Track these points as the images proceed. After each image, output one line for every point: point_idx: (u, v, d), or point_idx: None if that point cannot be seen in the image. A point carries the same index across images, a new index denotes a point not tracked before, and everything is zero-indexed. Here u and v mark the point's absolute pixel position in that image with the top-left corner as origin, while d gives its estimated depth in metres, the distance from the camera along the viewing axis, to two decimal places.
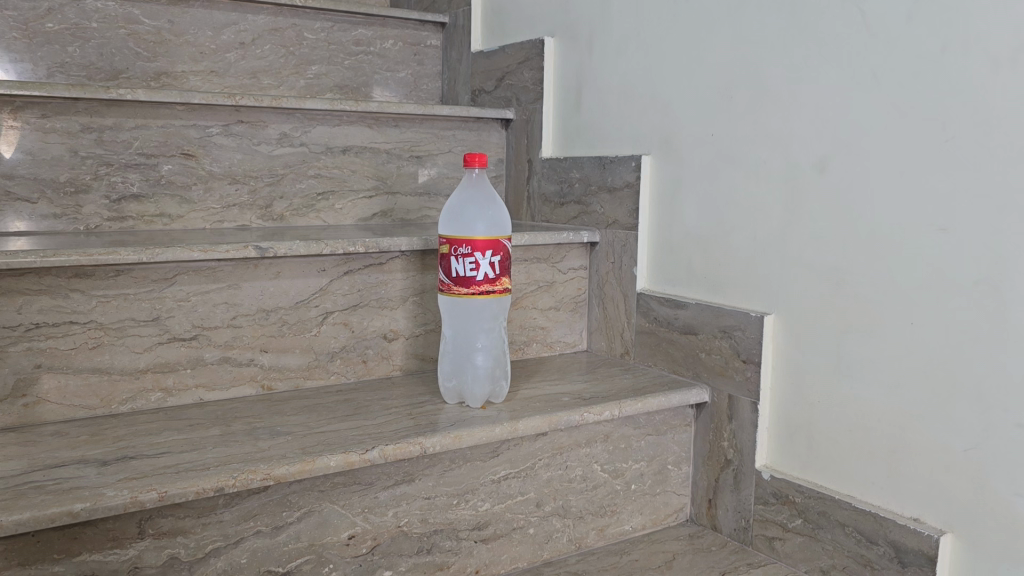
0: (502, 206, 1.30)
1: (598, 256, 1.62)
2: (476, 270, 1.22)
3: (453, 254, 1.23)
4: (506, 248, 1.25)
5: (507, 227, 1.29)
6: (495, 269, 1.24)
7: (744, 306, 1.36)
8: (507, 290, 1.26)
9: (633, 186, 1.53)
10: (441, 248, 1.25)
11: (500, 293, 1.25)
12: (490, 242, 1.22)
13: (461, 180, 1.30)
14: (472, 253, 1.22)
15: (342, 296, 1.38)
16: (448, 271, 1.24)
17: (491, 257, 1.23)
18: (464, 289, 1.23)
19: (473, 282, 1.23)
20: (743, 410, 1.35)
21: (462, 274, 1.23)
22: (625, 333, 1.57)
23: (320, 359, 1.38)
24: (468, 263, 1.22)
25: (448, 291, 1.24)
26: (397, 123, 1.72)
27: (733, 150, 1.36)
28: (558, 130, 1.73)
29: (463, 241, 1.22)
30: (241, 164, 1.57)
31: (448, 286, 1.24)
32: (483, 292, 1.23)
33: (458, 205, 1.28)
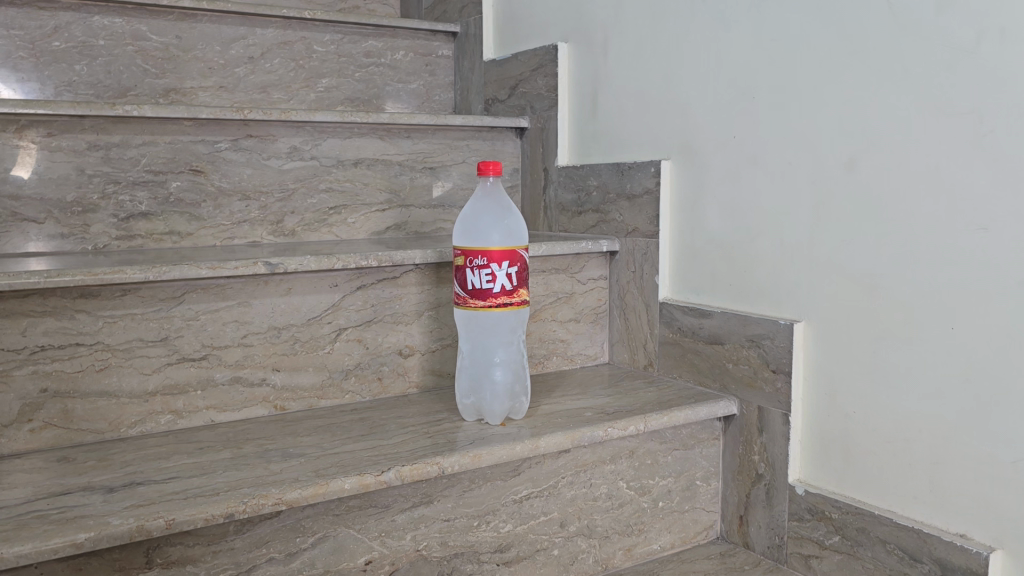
0: (518, 215, 1.25)
1: (618, 265, 1.57)
2: (492, 282, 1.18)
3: (469, 265, 1.19)
4: (523, 258, 1.20)
5: (524, 237, 1.25)
6: (512, 280, 1.19)
7: (772, 314, 1.30)
8: (525, 301, 1.22)
9: (653, 192, 1.48)
10: (456, 259, 1.21)
11: (518, 305, 1.20)
12: (506, 252, 1.18)
13: (476, 188, 1.25)
14: (488, 264, 1.18)
15: (356, 312, 1.34)
16: (463, 284, 1.20)
17: (508, 268, 1.19)
18: (481, 302, 1.19)
19: (490, 294, 1.18)
20: (774, 422, 1.30)
21: (478, 285, 1.18)
22: (648, 344, 1.52)
23: (334, 377, 1.34)
24: (484, 274, 1.18)
25: (464, 304, 1.20)
26: (409, 134, 1.68)
27: (757, 152, 1.31)
28: (574, 137, 1.69)
29: (478, 252, 1.18)
30: (251, 179, 1.54)
31: (464, 299, 1.20)
32: (500, 305, 1.19)
33: (472, 214, 1.24)
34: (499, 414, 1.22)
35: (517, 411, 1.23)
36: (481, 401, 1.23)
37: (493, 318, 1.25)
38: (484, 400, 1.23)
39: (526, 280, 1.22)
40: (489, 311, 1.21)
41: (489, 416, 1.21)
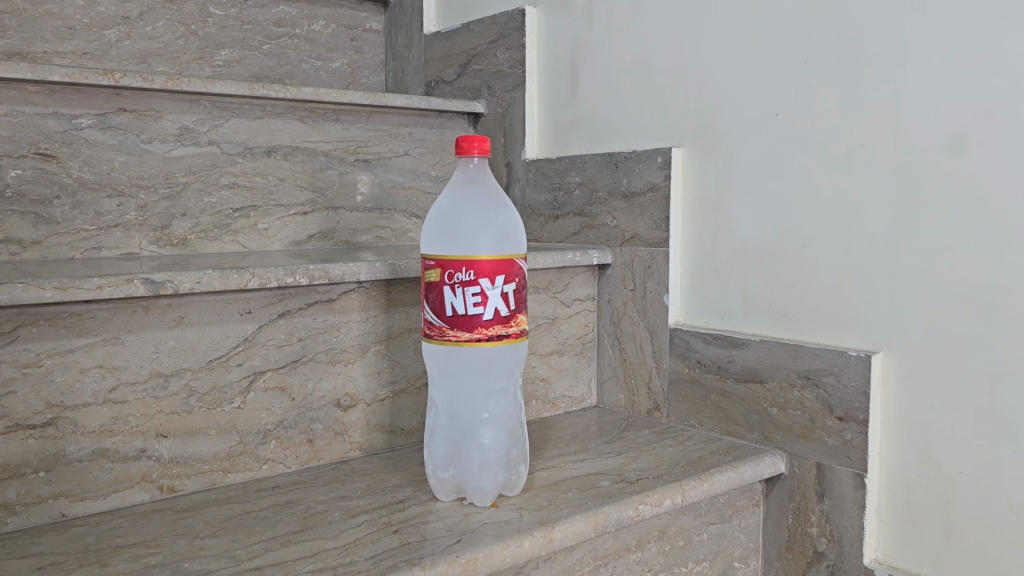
0: (512, 215, 0.91)
1: (611, 283, 1.25)
2: (482, 304, 0.83)
3: (448, 282, 0.83)
4: (520, 272, 0.86)
5: (520, 245, 0.90)
6: (509, 302, 0.85)
7: (835, 345, 1.00)
8: (524, 332, 0.87)
9: (659, 188, 1.16)
10: (426, 274, 0.85)
11: (515, 339, 0.86)
12: (500, 262, 0.83)
13: (451, 177, 0.91)
14: (476, 279, 0.82)
15: (276, 349, 0.96)
16: (440, 309, 0.84)
17: (502, 285, 0.84)
18: (467, 333, 0.83)
19: (480, 323, 0.83)
20: (842, 486, 0.99)
21: (462, 310, 0.83)
22: (653, 382, 1.20)
23: (247, 442, 0.95)
24: (471, 295, 0.83)
25: (442, 337, 0.84)
26: (337, 116, 1.31)
27: (809, 135, 1.00)
28: (546, 124, 1.36)
29: (461, 263, 0.82)
30: (124, 169, 1.12)
31: (441, 330, 0.84)
32: (492, 337, 0.84)
33: (449, 212, 0.89)
34: (491, 491, 0.87)
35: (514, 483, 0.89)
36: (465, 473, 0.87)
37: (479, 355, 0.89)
38: (470, 471, 0.87)
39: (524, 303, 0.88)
40: (475, 347, 0.86)
41: (476, 495, 0.86)
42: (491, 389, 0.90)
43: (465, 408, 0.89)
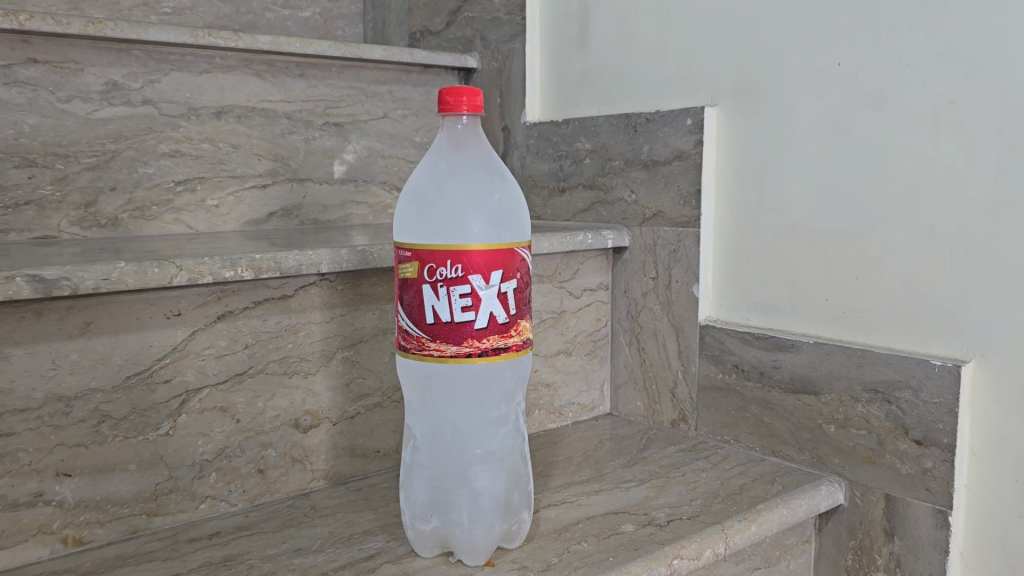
0: (513, 192, 0.71)
1: (627, 269, 1.05)
2: (473, 309, 0.63)
3: (428, 280, 0.63)
4: (522, 265, 0.66)
5: (523, 230, 0.70)
6: (508, 305, 0.65)
7: (911, 351, 0.81)
8: (526, 343, 0.67)
9: (688, 157, 0.96)
10: (400, 268, 0.66)
11: (517, 352, 0.66)
12: (497, 253, 0.64)
13: (434, 142, 0.71)
14: (465, 276, 0.63)
15: (215, 360, 0.77)
16: (418, 314, 0.64)
17: (499, 284, 0.64)
18: (454, 347, 0.64)
19: (470, 333, 0.63)
20: (918, 525, 0.80)
21: (447, 316, 0.63)
22: (679, 388, 1.01)
23: (179, 477, 0.76)
24: (459, 296, 0.63)
25: (421, 351, 0.65)
26: (302, 70, 1.10)
27: (883, 89, 0.80)
28: (549, 82, 1.16)
29: (445, 254, 0.62)
30: (35, 134, 0.91)
31: (420, 342, 0.64)
32: (486, 351, 0.64)
33: (430, 188, 0.69)
34: (486, 547, 0.67)
35: (516, 533, 0.71)
36: (454, 525, 0.68)
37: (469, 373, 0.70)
38: (459, 522, 0.68)
39: (528, 305, 0.68)
40: (464, 362, 0.66)
41: (467, 553, 0.67)
42: (486, 417, 0.70)
43: (452, 440, 0.69)
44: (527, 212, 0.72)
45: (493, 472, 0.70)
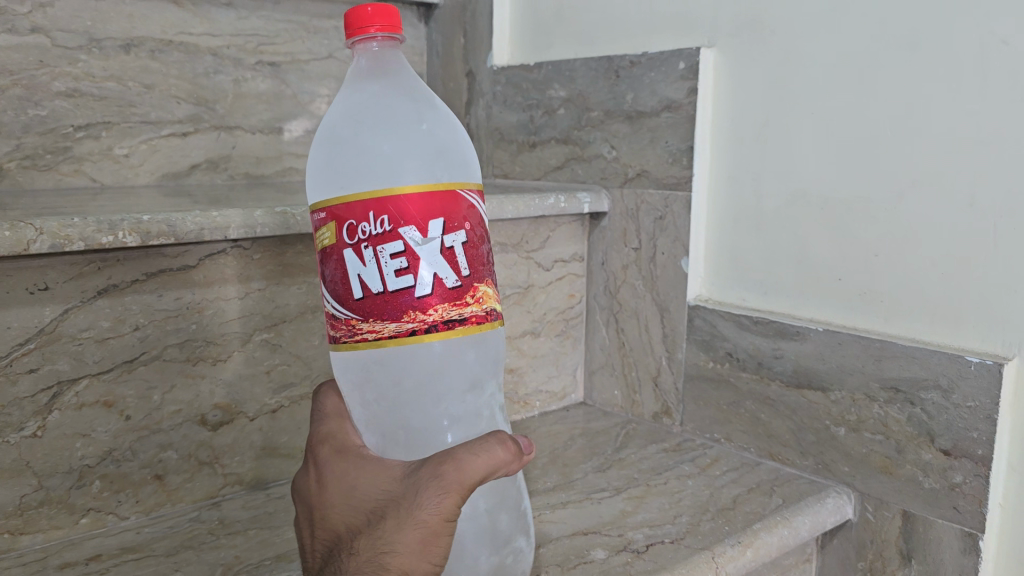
0: (451, 129, 0.57)
1: (606, 238, 0.91)
2: (409, 272, 0.48)
3: (349, 242, 0.48)
4: (472, 212, 0.50)
5: (467, 169, 0.56)
6: (458, 264, 0.49)
7: (942, 344, 0.67)
8: (494, 314, 0.51)
9: (679, 108, 0.82)
10: (318, 236, 0.51)
11: (478, 325, 0.50)
12: (434, 197, 0.48)
13: (348, 73, 0.57)
14: (394, 229, 0.47)
15: (95, 345, 0.62)
16: (343, 290, 0.49)
17: (443, 237, 0.48)
18: (392, 325, 0.48)
19: (411, 304, 0.48)
20: (942, 548, 0.67)
21: (377, 286, 0.48)
22: (662, 377, 0.88)
23: (51, 487, 0.62)
24: (390, 257, 0.47)
25: (354, 339, 0.49)
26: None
27: (919, 26, 0.66)
28: (520, 19, 1.00)
29: (365, 204, 0.47)
30: None
31: (350, 326, 0.49)
32: (434, 327, 0.48)
33: (343, 127, 0.55)
34: None
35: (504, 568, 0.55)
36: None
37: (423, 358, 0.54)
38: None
39: (489, 265, 0.52)
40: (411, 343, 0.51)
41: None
42: (449, 413, 0.55)
43: (407, 449, 0.54)
44: (472, 149, 0.57)
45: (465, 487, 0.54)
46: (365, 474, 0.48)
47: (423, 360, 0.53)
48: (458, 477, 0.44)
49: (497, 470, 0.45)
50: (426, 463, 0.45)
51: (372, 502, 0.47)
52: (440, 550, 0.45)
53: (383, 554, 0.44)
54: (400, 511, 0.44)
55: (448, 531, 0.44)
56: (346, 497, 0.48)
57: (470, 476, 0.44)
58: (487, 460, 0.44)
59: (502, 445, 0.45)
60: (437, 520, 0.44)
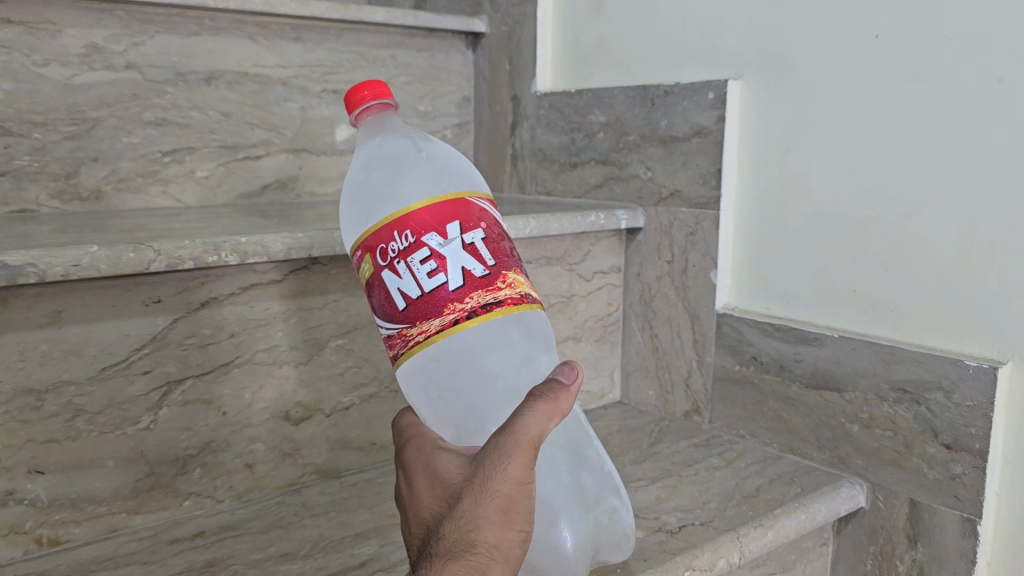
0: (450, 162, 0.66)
1: (641, 251, 1.00)
2: (440, 270, 0.53)
3: (383, 264, 0.54)
4: (483, 213, 0.57)
5: (469, 178, 0.63)
6: (482, 257, 0.54)
7: (945, 349, 0.75)
8: (527, 296, 0.56)
9: (708, 134, 0.90)
10: (359, 275, 0.57)
11: (514, 305, 0.55)
12: (444, 206, 0.55)
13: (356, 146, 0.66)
14: (418, 239, 0.53)
15: (198, 350, 0.72)
16: (389, 306, 0.54)
17: (462, 236, 0.54)
18: (437, 321, 0.53)
19: (448, 298, 0.53)
20: (945, 533, 0.75)
21: (415, 291, 0.53)
22: (693, 379, 0.96)
23: (160, 473, 0.72)
24: (419, 263, 0.53)
25: (410, 348, 0.54)
26: (298, 34, 1.03)
27: (925, 64, 0.73)
28: (562, 48, 1.09)
29: (389, 227, 0.54)
30: (11, 101, 0.85)
31: (402, 336, 0.54)
32: (474, 312, 0.53)
33: (359, 181, 0.63)
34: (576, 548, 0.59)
35: (599, 526, 0.63)
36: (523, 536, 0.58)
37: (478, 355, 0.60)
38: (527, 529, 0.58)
39: (515, 257, 0.57)
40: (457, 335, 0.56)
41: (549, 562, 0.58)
42: (509, 390, 0.62)
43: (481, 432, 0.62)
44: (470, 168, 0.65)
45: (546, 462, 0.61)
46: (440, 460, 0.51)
47: (477, 353, 0.60)
48: (520, 437, 0.47)
49: (551, 422, 0.48)
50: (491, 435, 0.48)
51: (452, 483, 0.50)
52: (520, 514, 0.48)
53: (469, 529, 0.47)
54: (477, 484, 0.48)
55: (523, 493, 0.48)
56: (429, 488, 0.51)
57: (530, 434, 0.48)
58: (540, 413, 0.48)
59: (553, 398, 0.49)
60: (509, 483, 0.47)
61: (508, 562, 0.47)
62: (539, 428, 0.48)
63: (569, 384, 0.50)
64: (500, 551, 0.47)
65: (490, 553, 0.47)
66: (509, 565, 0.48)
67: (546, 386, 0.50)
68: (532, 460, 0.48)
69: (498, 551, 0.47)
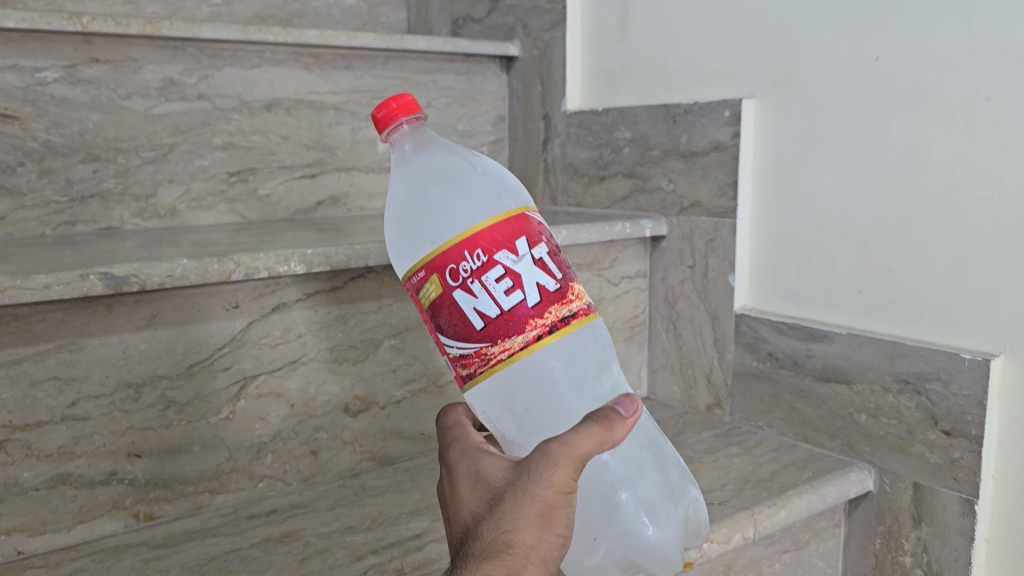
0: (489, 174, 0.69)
1: (665, 257, 1.08)
2: (516, 288, 0.56)
3: (456, 284, 0.56)
4: (542, 227, 0.60)
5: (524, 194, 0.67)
6: (551, 271, 0.58)
7: (944, 343, 0.82)
8: (589, 306, 0.60)
9: (726, 148, 0.98)
10: (421, 295, 0.58)
11: (585, 316, 0.59)
12: (510, 222, 0.57)
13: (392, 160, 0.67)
14: (491, 259, 0.56)
15: (270, 348, 0.81)
16: (465, 326, 0.57)
17: (530, 251, 0.57)
18: (519, 338, 0.56)
19: (528, 314, 0.56)
20: (945, 512, 0.82)
21: (494, 310, 0.56)
22: (714, 374, 1.04)
23: (238, 458, 0.81)
24: (496, 282, 0.56)
25: (488, 365, 0.57)
26: (348, 62, 1.13)
27: (921, 86, 0.81)
28: (591, 70, 1.17)
29: (460, 248, 0.56)
30: (99, 130, 0.97)
31: (482, 354, 0.57)
32: (553, 327, 0.57)
33: (413, 203, 0.65)
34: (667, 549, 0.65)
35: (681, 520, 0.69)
36: (626, 534, 0.63)
37: (555, 365, 0.64)
38: (630, 527, 0.64)
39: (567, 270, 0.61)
40: (534, 354, 0.59)
41: (649, 556, 0.64)
42: (592, 398, 0.67)
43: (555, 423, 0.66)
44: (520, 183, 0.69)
45: (635, 464, 0.67)
46: (487, 467, 0.55)
47: (557, 364, 0.64)
48: (568, 450, 0.51)
49: (599, 445, 0.52)
50: (538, 447, 0.52)
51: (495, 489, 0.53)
52: (559, 521, 0.51)
53: (508, 528, 0.51)
54: (520, 490, 0.51)
55: (565, 503, 0.51)
56: (471, 489, 0.55)
57: (578, 450, 0.51)
58: (592, 435, 0.52)
59: (606, 425, 0.52)
60: (552, 491, 0.51)
61: (542, 564, 0.51)
62: (588, 449, 0.51)
63: (626, 417, 0.54)
64: (537, 552, 0.51)
65: (527, 554, 0.50)
66: (543, 567, 0.51)
67: (599, 413, 0.54)
68: (577, 473, 0.51)
69: (535, 552, 0.50)
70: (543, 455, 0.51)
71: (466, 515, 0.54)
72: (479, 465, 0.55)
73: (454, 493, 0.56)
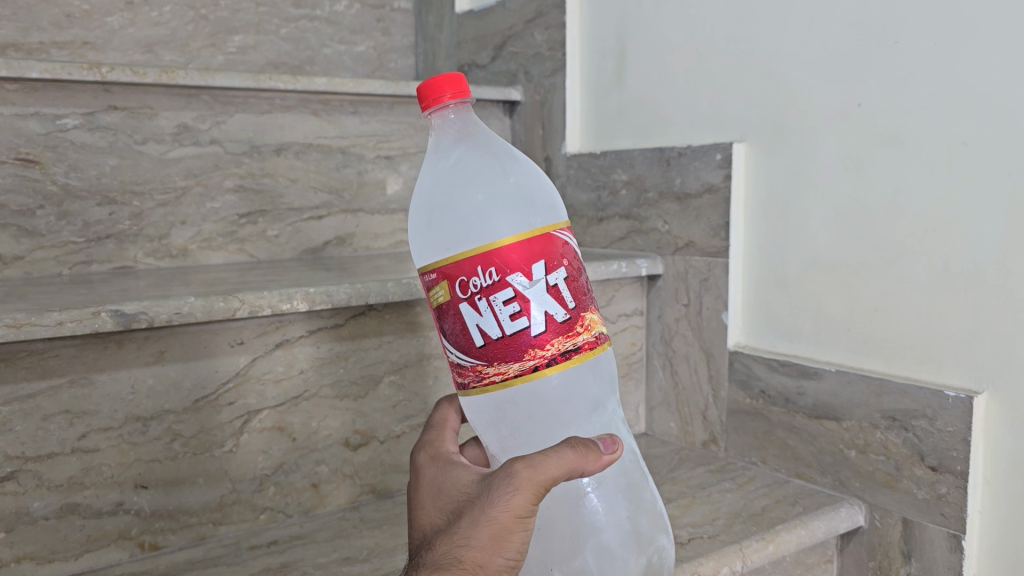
0: (525, 177, 0.69)
1: (661, 296, 1.11)
2: (523, 314, 0.56)
3: (464, 296, 0.57)
4: (565, 251, 0.59)
5: (552, 211, 0.67)
6: (564, 299, 0.57)
7: (930, 381, 0.84)
8: (599, 339, 0.60)
9: (718, 191, 1.00)
10: (431, 295, 0.59)
11: (591, 349, 0.58)
12: (531, 244, 0.57)
13: (431, 143, 0.67)
14: (503, 279, 0.56)
15: (274, 384, 0.84)
16: (465, 340, 0.57)
17: (545, 277, 0.57)
18: (516, 365, 0.56)
19: (530, 343, 0.56)
20: (934, 548, 0.83)
21: (498, 332, 0.56)
22: (709, 411, 1.07)
23: (241, 490, 0.84)
24: (503, 304, 0.56)
25: (481, 383, 0.58)
26: (355, 108, 1.17)
27: (901, 131, 0.83)
28: (590, 115, 1.21)
29: (475, 261, 0.56)
30: (115, 174, 1.01)
31: (477, 371, 0.58)
32: (554, 359, 0.57)
33: (440, 196, 0.66)
34: None
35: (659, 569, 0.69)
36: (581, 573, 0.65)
37: (554, 384, 0.66)
38: (587, 567, 0.66)
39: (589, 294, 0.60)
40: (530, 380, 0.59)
41: None
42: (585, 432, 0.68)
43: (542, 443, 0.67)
44: (551, 196, 0.69)
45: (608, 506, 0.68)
46: (456, 482, 0.58)
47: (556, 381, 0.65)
48: (533, 475, 0.52)
49: (567, 471, 0.53)
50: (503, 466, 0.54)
51: (456, 504, 0.56)
52: (512, 545, 0.53)
53: (461, 543, 0.53)
54: (479, 507, 0.53)
55: (520, 527, 0.53)
56: (435, 500, 0.58)
57: (544, 474, 0.53)
58: (561, 461, 0.53)
59: (577, 454, 0.54)
60: (509, 514, 0.52)
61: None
62: (554, 475, 0.53)
63: (603, 454, 0.55)
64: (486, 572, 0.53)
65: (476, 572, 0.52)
66: None
67: (576, 441, 0.55)
68: (540, 499, 0.53)
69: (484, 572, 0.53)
70: (504, 477, 0.53)
71: (426, 524, 0.58)
72: (444, 478, 0.59)
73: (420, 500, 0.60)
